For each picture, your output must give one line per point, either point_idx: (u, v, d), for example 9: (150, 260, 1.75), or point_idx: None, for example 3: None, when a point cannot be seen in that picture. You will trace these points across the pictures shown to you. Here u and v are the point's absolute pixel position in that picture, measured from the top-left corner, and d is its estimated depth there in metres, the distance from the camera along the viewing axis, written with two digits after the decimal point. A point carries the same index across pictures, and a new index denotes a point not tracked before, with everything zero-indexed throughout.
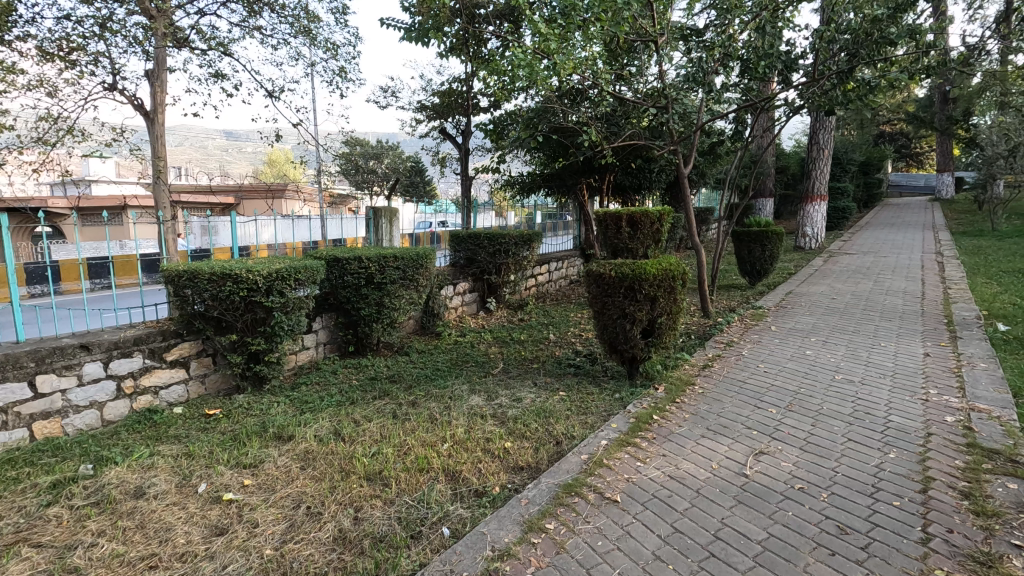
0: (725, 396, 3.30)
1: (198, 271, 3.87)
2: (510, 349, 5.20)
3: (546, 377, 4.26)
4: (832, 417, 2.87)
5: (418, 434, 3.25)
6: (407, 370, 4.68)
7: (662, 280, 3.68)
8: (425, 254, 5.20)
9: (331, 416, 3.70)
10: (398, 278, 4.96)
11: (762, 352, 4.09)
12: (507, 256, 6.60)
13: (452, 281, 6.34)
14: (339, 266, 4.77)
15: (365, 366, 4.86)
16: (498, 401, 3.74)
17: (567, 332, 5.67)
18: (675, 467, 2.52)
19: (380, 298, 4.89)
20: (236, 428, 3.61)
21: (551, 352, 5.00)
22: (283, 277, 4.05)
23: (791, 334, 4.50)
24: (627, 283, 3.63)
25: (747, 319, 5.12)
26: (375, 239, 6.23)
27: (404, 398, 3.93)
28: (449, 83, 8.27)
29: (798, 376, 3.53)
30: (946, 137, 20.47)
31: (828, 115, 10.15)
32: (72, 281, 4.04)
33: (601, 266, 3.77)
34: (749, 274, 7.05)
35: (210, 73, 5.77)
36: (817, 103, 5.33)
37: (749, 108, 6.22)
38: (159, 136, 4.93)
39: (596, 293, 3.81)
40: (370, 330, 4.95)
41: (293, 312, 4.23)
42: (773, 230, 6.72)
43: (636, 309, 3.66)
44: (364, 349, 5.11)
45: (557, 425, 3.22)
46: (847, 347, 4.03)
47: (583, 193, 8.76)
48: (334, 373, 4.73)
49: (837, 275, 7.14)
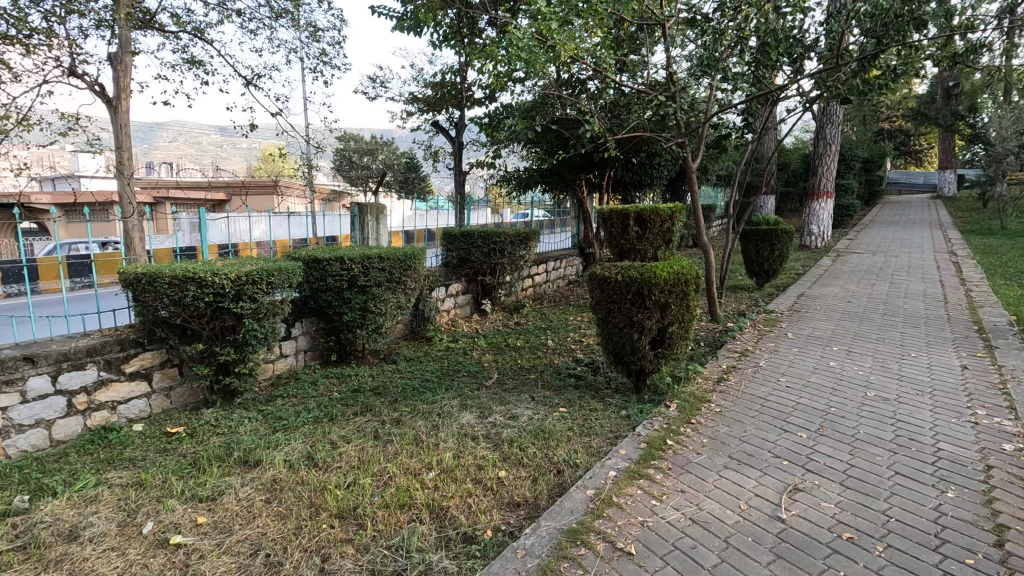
0: (746, 417, 2.94)
1: (157, 274, 3.45)
2: (506, 357, 4.82)
3: (545, 390, 3.90)
4: (872, 445, 2.52)
5: (402, 460, 2.88)
6: (393, 382, 4.30)
7: (674, 285, 3.31)
8: (414, 254, 4.82)
9: (305, 437, 3.32)
10: (384, 281, 4.57)
11: (783, 363, 3.73)
12: (502, 255, 6.23)
13: (444, 283, 5.95)
14: (319, 267, 4.37)
15: (349, 376, 4.48)
16: (492, 419, 3.37)
17: (566, 338, 5.30)
18: (697, 509, 2.16)
19: (364, 302, 4.50)
20: (198, 451, 3.23)
21: (550, 361, 4.64)
22: (255, 280, 3.65)
23: (811, 342, 4.15)
24: (635, 289, 3.27)
25: (760, 325, 4.76)
26: (360, 238, 5.85)
27: (388, 415, 3.55)
28: (442, 74, 7.89)
29: (825, 392, 3.17)
30: (949, 135, 20.20)
31: (836, 108, 9.79)
32: (50, 280, 3.65)
33: (608, 269, 3.40)
34: (757, 274, 6.70)
35: (183, 60, 5.34)
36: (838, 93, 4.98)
37: (760, 99, 5.84)
38: (124, 125, 4.55)
39: (601, 298, 3.45)
40: (354, 336, 4.58)
41: (267, 319, 3.85)
42: (782, 228, 6.38)
43: (645, 318, 3.30)
44: (348, 357, 4.75)
45: (558, 449, 2.86)
46: (875, 359, 3.67)
47: (581, 189, 8.16)
48: (314, 384, 4.35)
49: (849, 276, 6.81)
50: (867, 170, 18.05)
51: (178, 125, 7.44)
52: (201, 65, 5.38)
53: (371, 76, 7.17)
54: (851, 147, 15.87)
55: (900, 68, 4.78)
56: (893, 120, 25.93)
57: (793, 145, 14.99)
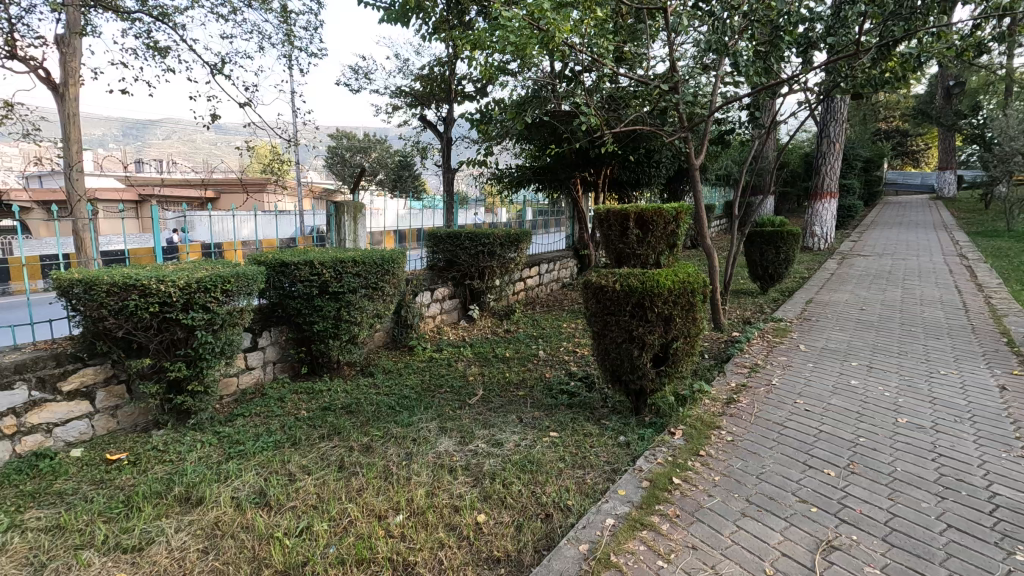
0: (761, 448, 2.56)
1: (95, 280, 3.04)
2: (493, 370, 4.43)
3: (534, 410, 3.51)
4: (914, 488, 2.15)
5: (366, 499, 2.48)
6: (368, 399, 3.90)
7: (680, 295, 2.94)
8: (394, 257, 4.43)
9: (260, 468, 2.91)
10: (359, 287, 4.17)
11: (797, 381, 3.36)
12: (491, 258, 5.83)
13: (429, 287, 5.56)
14: (287, 272, 3.98)
15: (319, 392, 4.08)
16: (474, 446, 2.97)
17: (558, 348, 4.92)
18: (714, 573, 1.78)
19: (336, 311, 4.10)
20: (137, 484, 2.82)
21: (540, 375, 4.25)
22: (209, 288, 3.24)
23: (826, 356, 3.78)
24: (635, 299, 2.90)
25: (769, 335, 4.39)
26: (337, 239, 5.39)
27: (357, 441, 3.15)
28: (431, 66, 7.49)
29: (850, 417, 2.80)
30: (950, 135, 19.91)
31: (841, 105, 9.42)
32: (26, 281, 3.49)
33: (604, 277, 3.03)
34: (761, 278, 6.34)
35: (147, 45, 4.90)
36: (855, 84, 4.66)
37: (767, 92, 5.45)
38: (73, 114, 4.12)
39: (596, 309, 3.07)
40: (326, 347, 4.18)
41: (225, 331, 3.45)
42: (788, 230, 6.05)
43: (646, 332, 2.92)
44: (320, 370, 4.36)
45: (547, 488, 2.48)
46: (902, 377, 3.30)
47: (577, 187, 7.76)
48: (280, 401, 3.95)
49: (858, 281, 6.45)
50: (867, 170, 17.75)
51: (167, 124, 7.24)
52: (166, 52, 4.96)
53: (354, 66, 6.77)
54: (852, 146, 15.56)
55: (919, 57, 4.44)
56: (890, 118, 25.68)
57: (793, 145, 14.67)
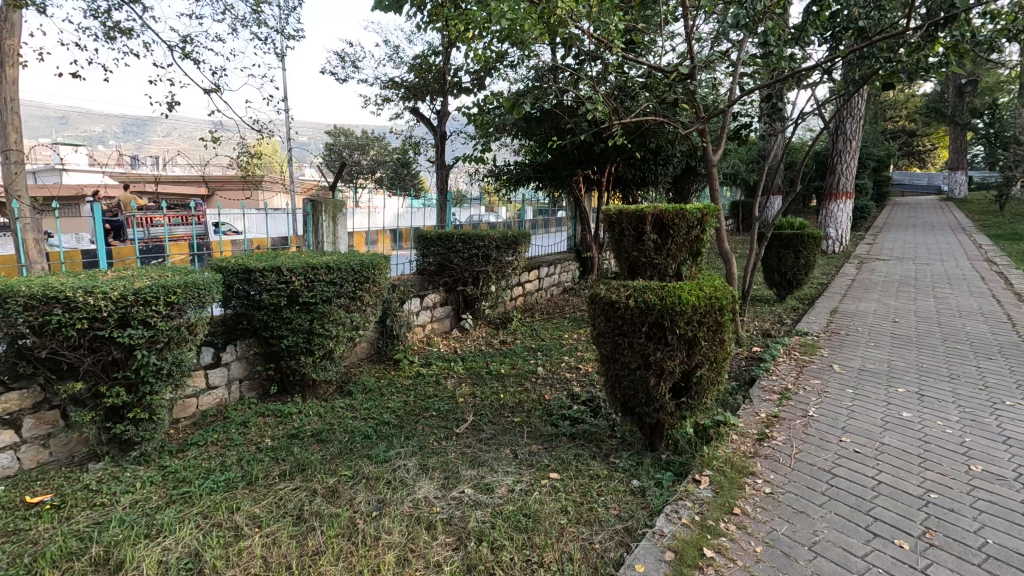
0: (810, 507, 2.08)
1: (8, 291, 2.50)
2: (486, 390, 3.94)
3: (531, 443, 3.03)
4: (1017, 573, 1.68)
5: (322, 569, 2.00)
6: (342, 425, 3.43)
7: (707, 314, 2.46)
8: (375, 263, 3.95)
9: (202, 518, 2.43)
10: (334, 297, 3.67)
11: (838, 412, 2.87)
12: (486, 262, 5.35)
13: (419, 293, 5.08)
14: (252, 280, 3.49)
15: (289, 416, 3.61)
16: (459, 491, 2.50)
17: (559, 363, 4.45)
18: None
19: (308, 323, 3.61)
20: (51, 537, 2.34)
21: (539, 396, 3.77)
22: (150, 300, 2.76)
23: (866, 380, 3.29)
24: (653, 319, 2.42)
25: (795, 352, 3.90)
26: (313, 241, 4.86)
27: (321, 482, 2.67)
28: (425, 55, 7.00)
29: (913, 464, 2.32)
30: (962, 135, 19.40)
31: (860, 101, 8.89)
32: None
33: (616, 291, 2.55)
34: (778, 285, 5.86)
35: (104, 24, 4.43)
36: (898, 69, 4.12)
37: (791, 83, 4.94)
38: (11, 99, 3.68)
39: (606, 329, 2.60)
40: (297, 364, 3.70)
41: (173, 350, 2.96)
42: (809, 233, 5.59)
43: (665, 358, 2.45)
44: (292, 389, 3.89)
45: (546, 558, 2.00)
46: (962, 409, 2.82)
47: (579, 185, 7.25)
48: (242, 427, 3.48)
49: (884, 288, 5.96)
50: (877, 171, 17.26)
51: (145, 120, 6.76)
52: (129, 34, 4.49)
53: (341, 53, 6.27)
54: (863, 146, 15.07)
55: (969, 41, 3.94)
56: (897, 117, 25.18)
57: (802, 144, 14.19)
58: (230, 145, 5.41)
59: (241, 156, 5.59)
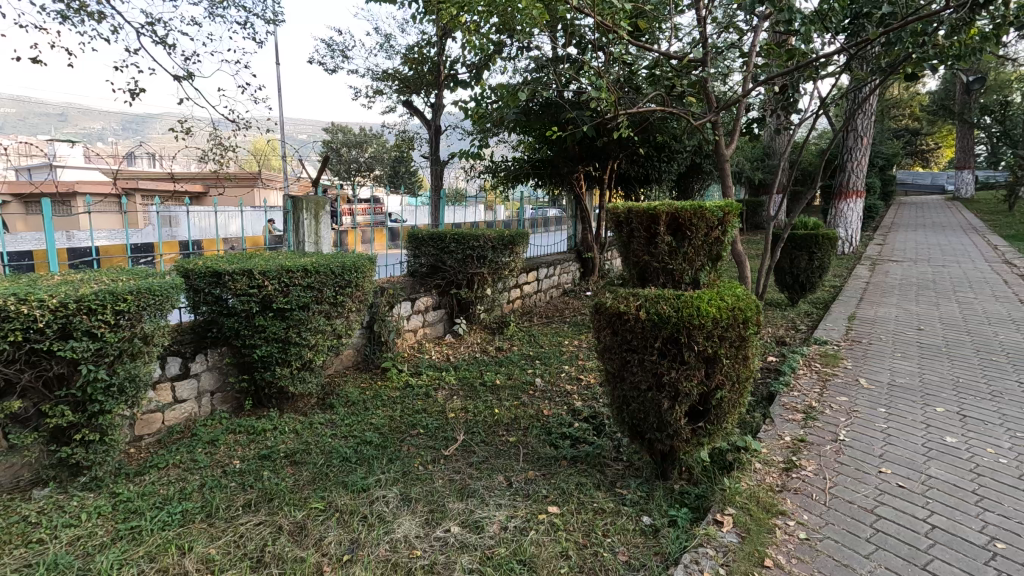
0: (855, 559, 1.76)
1: None
2: (479, 403, 3.62)
3: (527, 469, 2.71)
4: None
5: None
6: (319, 445, 3.11)
7: (729, 328, 2.14)
8: (359, 265, 3.62)
9: (148, 562, 2.11)
10: (312, 303, 3.35)
11: (873, 436, 2.55)
12: (481, 264, 5.01)
13: (410, 297, 4.76)
14: (221, 283, 3.16)
15: (262, 434, 3.29)
16: (446, 531, 2.18)
17: (559, 373, 4.12)
18: None
19: (283, 332, 3.28)
20: None
21: (538, 412, 3.44)
22: (96, 309, 2.44)
23: (899, 398, 2.97)
24: (667, 334, 2.11)
25: (816, 364, 3.58)
26: (295, 241, 4.55)
27: (288, 517, 2.34)
28: (419, 45, 6.65)
29: (969, 504, 2.01)
30: (969, 133, 19.04)
31: (874, 97, 8.53)
32: None
33: (624, 301, 2.23)
34: (790, 288, 5.55)
35: (68, 6, 4.09)
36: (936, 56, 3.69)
37: (809, 74, 4.58)
38: None
39: (612, 344, 2.28)
40: (272, 376, 3.38)
41: (126, 364, 2.63)
42: (823, 233, 5.31)
43: (681, 378, 2.13)
44: (268, 403, 3.57)
45: None
46: (1012, 433, 2.51)
47: (579, 183, 6.95)
48: (209, 446, 3.16)
49: (902, 292, 5.64)
50: (883, 170, 16.92)
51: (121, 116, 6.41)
52: (96, 16, 4.17)
53: (330, 43, 5.95)
54: None
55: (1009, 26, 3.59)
56: (902, 116, 24.85)
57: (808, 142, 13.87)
58: (201, 136, 5.20)
59: (212, 147, 5.23)
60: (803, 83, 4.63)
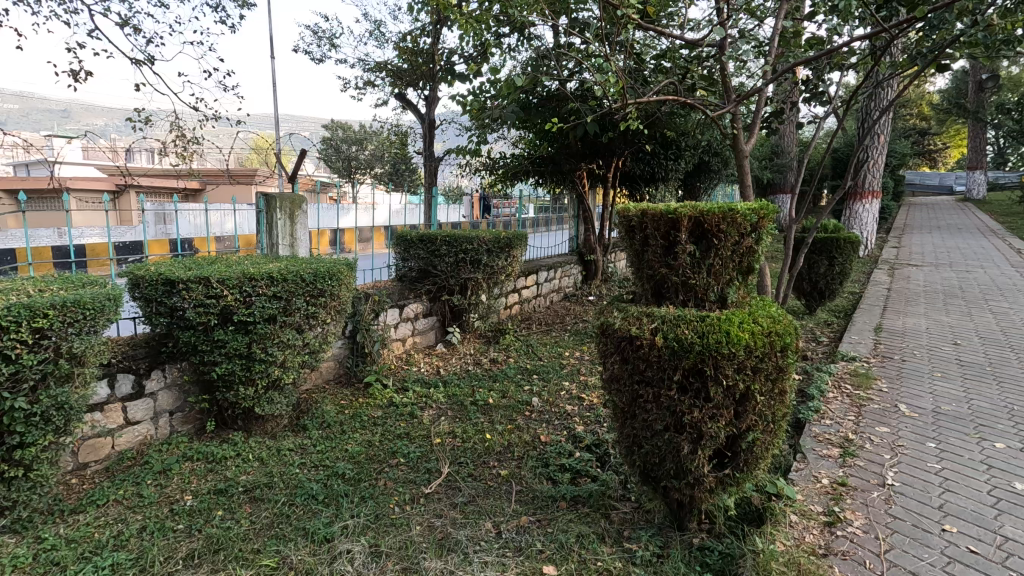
0: None
1: None
2: (469, 426, 3.24)
3: (520, 513, 2.34)
4: None
5: None
6: (285, 477, 2.74)
7: (765, 358, 1.76)
8: (335, 272, 3.24)
9: None
10: (279, 316, 2.97)
11: (927, 482, 2.17)
12: (475, 269, 4.64)
13: (398, 304, 4.38)
14: (174, 293, 2.78)
15: (223, 462, 2.92)
16: None
17: (558, 391, 3.74)
18: None
19: (246, 347, 2.90)
20: None
21: (535, 439, 3.06)
22: (8, 327, 2.06)
23: (949, 430, 2.58)
24: (690, 365, 1.73)
25: (847, 385, 3.19)
26: (267, 242, 4.06)
27: None
28: (413, 35, 6.27)
29: None
30: (981, 133, 18.56)
31: (893, 94, 8.09)
32: None
33: (639, 321, 1.85)
34: (808, 295, 5.16)
35: None
36: (987, 42, 3.26)
37: (835, 64, 4.17)
38: None
39: (622, 374, 1.90)
40: (235, 397, 3.01)
41: (50, 390, 2.26)
42: (845, 237, 4.89)
43: (706, 418, 1.75)
44: (234, 424, 3.20)
45: None
46: None
47: (582, 181, 6.56)
48: (161, 477, 2.79)
49: (929, 301, 5.24)
50: (894, 169, 16.46)
51: None
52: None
53: (317, 31, 5.56)
54: None
55: None
56: (910, 115, 24.40)
57: None
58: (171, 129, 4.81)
59: (172, 140, 4.75)
60: (828, 74, 4.22)
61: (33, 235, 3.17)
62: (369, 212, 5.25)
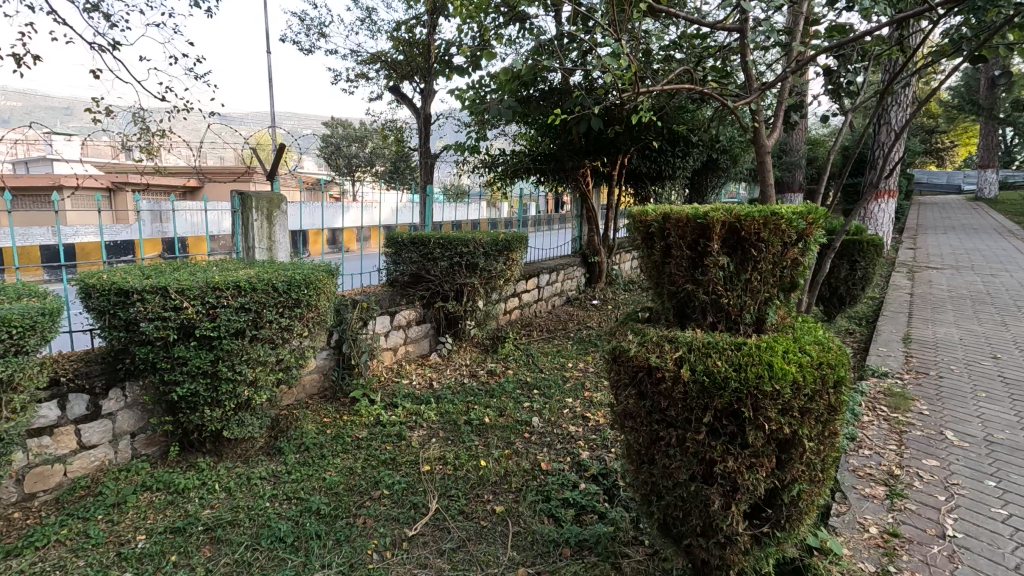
0: None
1: None
2: (462, 450, 2.92)
3: (517, 564, 2.01)
4: None
5: None
6: (252, 512, 2.43)
7: (815, 396, 1.44)
8: (313, 280, 2.92)
9: None
10: (248, 330, 2.66)
11: (997, 534, 1.86)
12: (471, 273, 4.33)
13: (388, 311, 4.06)
14: (127, 305, 2.46)
15: (185, 492, 2.60)
16: None
17: (561, 409, 3.42)
18: None
19: (211, 364, 2.59)
20: None
21: (535, 467, 2.74)
22: None
23: (1011, 466, 2.26)
24: (725, 404, 1.41)
25: (882, 407, 2.87)
26: (243, 246, 3.68)
27: None
28: (407, 25, 5.94)
29: None
30: (993, 130, 18.16)
31: (911, 89, 7.77)
32: None
33: (661, 349, 1.52)
34: (828, 302, 4.82)
35: None
36: None
37: (862, 54, 3.85)
38: None
39: (639, 411, 1.57)
40: (200, 419, 2.69)
41: None
42: (868, 240, 4.57)
43: (743, 469, 1.44)
44: (200, 448, 2.88)
45: None
46: None
47: (586, 179, 6.24)
48: (114, 511, 2.47)
49: (958, 308, 4.91)
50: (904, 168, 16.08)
51: None
52: None
53: (305, 20, 5.24)
54: None
55: None
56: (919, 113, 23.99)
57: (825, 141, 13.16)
58: None
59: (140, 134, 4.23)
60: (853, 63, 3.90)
61: (24, 234, 2.93)
62: (369, 209, 4.91)
